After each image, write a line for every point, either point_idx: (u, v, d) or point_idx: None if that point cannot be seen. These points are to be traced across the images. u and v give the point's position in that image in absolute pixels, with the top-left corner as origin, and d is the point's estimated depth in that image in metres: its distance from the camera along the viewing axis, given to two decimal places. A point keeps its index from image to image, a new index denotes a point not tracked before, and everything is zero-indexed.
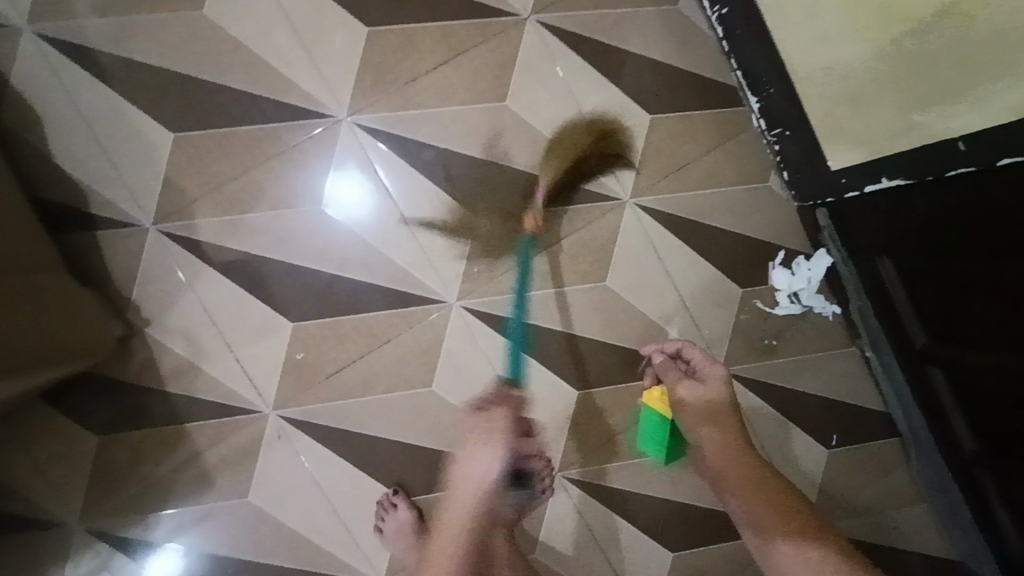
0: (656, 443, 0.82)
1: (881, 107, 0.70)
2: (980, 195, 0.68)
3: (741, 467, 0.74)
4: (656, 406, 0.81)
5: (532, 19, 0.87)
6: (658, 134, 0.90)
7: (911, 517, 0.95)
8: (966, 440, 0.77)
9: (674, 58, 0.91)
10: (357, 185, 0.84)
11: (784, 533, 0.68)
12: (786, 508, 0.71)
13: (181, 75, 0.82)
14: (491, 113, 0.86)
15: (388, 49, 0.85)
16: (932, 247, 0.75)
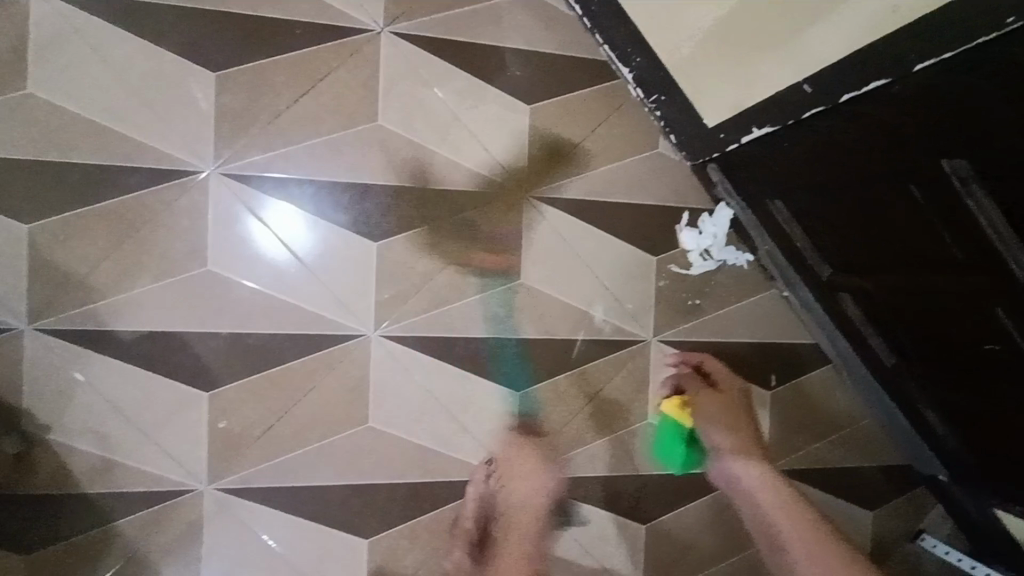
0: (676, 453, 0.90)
1: (730, 60, 0.71)
2: (838, 130, 0.64)
3: (756, 471, 0.75)
4: (678, 417, 0.88)
5: (386, 31, 0.84)
6: (541, 123, 0.89)
7: (861, 436, 0.99)
8: (885, 356, 0.79)
9: (540, 43, 0.90)
10: (281, 244, 0.81)
11: (790, 517, 0.68)
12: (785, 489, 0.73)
13: (25, 161, 0.76)
14: (366, 134, 0.83)
15: (241, 90, 0.80)
16: (813, 185, 0.73)
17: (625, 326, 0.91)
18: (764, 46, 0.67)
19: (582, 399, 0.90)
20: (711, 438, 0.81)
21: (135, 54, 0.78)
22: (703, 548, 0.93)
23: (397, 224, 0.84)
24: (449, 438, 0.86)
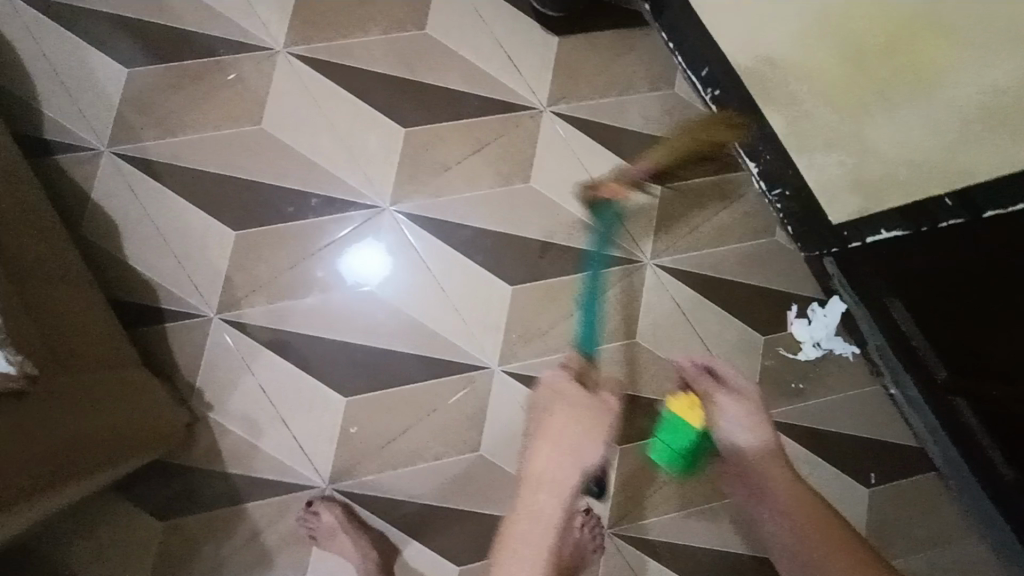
0: (674, 454, 0.79)
1: (867, 158, 0.79)
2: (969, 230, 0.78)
3: (811, 513, 0.61)
4: (682, 413, 0.75)
5: (547, 110, 0.98)
6: (667, 202, 0.99)
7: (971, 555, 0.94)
8: (1002, 469, 0.78)
9: (675, 130, 1.00)
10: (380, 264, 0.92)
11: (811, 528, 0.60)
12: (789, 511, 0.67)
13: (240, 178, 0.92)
14: (517, 193, 0.95)
15: (420, 144, 0.94)
16: (933, 280, 0.82)
17: None
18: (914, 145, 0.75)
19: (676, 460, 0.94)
20: (727, 440, 0.77)
21: (343, 106, 0.94)
22: None
23: (531, 272, 0.94)
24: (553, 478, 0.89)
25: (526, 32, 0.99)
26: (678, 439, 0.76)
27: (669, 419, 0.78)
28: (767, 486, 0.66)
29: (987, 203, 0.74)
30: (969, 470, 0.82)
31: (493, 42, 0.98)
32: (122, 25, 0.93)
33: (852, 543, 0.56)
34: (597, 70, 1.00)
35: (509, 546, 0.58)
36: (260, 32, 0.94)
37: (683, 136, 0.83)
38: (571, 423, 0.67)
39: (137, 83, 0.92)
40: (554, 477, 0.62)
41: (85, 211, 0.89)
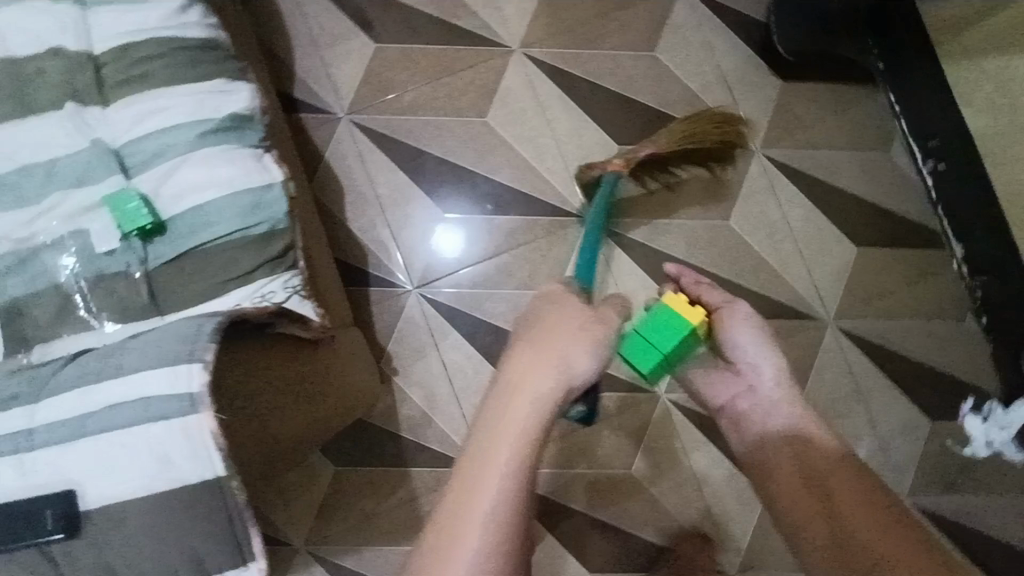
0: (653, 357, 0.63)
1: None
2: None
3: (849, 491, 0.56)
4: (679, 311, 0.65)
5: (760, 152, 0.99)
6: (862, 266, 0.97)
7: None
8: None
9: (879, 197, 0.99)
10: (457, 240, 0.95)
11: (868, 511, 0.54)
12: (830, 471, 0.58)
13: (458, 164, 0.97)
14: (714, 230, 0.97)
15: (635, 166, 0.97)
16: None
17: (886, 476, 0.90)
18: None
19: None
20: (753, 364, 0.68)
21: (566, 115, 0.97)
22: None
23: None
24: (647, 512, 0.84)
25: (752, 74, 1.00)
26: (670, 338, 0.64)
27: (652, 317, 0.65)
28: (795, 462, 0.60)
29: None
30: None
31: (721, 79, 0.99)
32: (383, 3, 0.99)
33: (887, 511, 0.54)
34: (813, 123, 1.00)
35: (457, 473, 0.49)
36: (500, 30, 0.98)
37: (670, 129, 0.89)
38: (531, 352, 0.54)
39: (379, 59, 0.97)
40: (505, 414, 0.51)
41: (315, 168, 0.95)
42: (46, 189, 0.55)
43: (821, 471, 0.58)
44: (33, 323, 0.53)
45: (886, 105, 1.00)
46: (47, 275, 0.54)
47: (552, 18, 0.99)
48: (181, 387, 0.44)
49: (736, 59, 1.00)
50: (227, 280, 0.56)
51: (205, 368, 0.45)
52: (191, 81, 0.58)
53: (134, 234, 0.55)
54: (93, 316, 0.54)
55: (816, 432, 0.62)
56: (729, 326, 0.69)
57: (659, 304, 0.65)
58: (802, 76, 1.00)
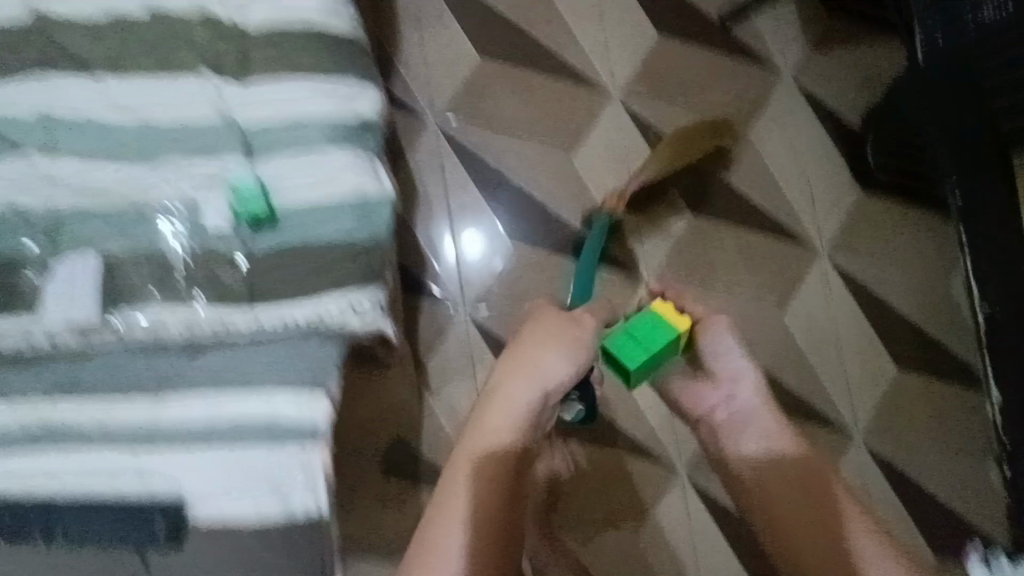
0: (634, 358, 0.58)
1: None
2: None
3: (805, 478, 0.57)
4: (664, 315, 0.61)
5: (828, 255, 0.98)
6: (900, 391, 0.97)
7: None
8: None
9: (933, 327, 0.98)
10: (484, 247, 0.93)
11: (858, 528, 0.53)
12: (821, 484, 0.56)
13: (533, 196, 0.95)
14: (768, 321, 0.97)
15: (705, 241, 0.98)
16: None
17: None
18: None
19: None
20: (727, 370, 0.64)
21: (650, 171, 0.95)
22: None
23: None
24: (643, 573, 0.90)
25: (839, 176, 0.99)
26: (653, 344, 0.59)
27: (637, 320, 0.60)
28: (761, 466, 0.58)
29: None
30: None
31: (806, 175, 0.98)
32: (496, 21, 0.98)
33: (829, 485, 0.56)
34: (886, 239, 0.99)
35: (437, 485, 0.51)
36: (606, 75, 0.97)
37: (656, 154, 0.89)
38: (515, 365, 0.55)
39: (483, 75, 0.97)
40: (484, 427, 0.52)
41: (396, 168, 0.95)
42: (169, 157, 0.55)
43: (813, 484, 0.56)
44: (132, 284, 0.53)
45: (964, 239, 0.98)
46: (152, 240, 0.54)
47: (659, 75, 0.97)
48: (303, 418, 0.52)
49: (827, 159, 0.99)
50: (321, 285, 0.55)
51: (327, 404, 0.52)
52: (331, 79, 0.58)
53: (248, 221, 0.55)
54: (186, 289, 0.54)
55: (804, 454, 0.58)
56: (716, 333, 0.63)
57: (646, 312, 0.61)
58: (887, 190, 0.99)
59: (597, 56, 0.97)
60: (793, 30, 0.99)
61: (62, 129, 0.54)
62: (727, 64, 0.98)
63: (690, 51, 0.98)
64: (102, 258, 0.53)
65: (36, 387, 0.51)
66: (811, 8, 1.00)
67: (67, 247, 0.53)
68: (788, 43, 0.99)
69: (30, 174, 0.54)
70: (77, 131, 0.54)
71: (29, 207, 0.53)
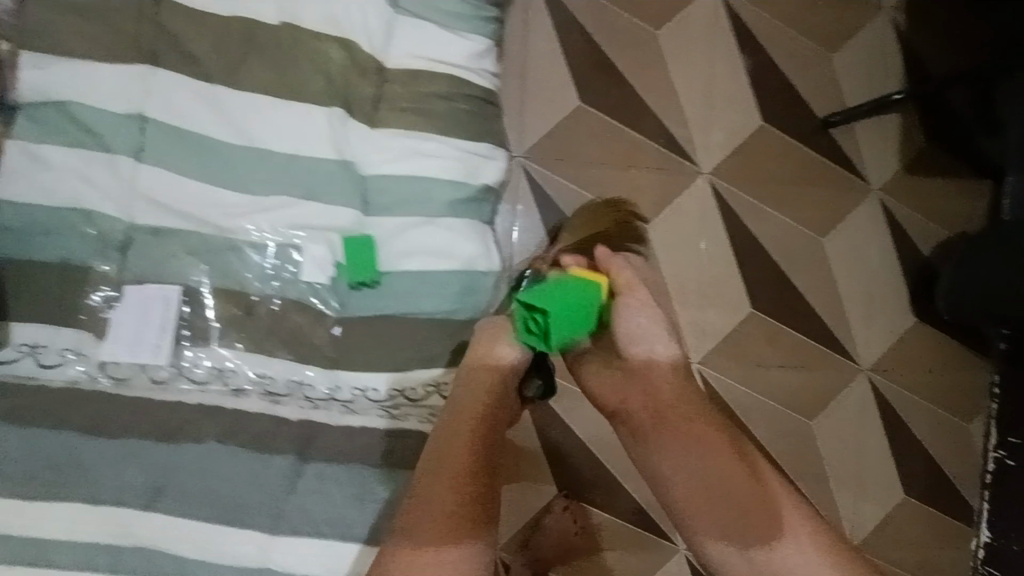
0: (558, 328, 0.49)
1: None
2: None
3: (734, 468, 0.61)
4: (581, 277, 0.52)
5: (866, 371, 0.99)
6: (902, 515, 0.98)
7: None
8: None
9: (944, 458, 1.00)
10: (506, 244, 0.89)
11: (675, 426, 0.62)
12: (705, 432, 0.62)
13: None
14: (795, 422, 0.98)
15: (755, 332, 0.97)
16: None
17: None
18: None
19: None
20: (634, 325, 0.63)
21: (718, 257, 0.96)
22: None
23: None
24: None
25: (895, 298, 1.00)
26: (566, 314, 0.49)
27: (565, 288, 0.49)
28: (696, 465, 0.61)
29: None
30: None
31: (865, 290, 0.99)
32: (606, 64, 0.93)
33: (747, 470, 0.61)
34: (922, 368, 1.00)
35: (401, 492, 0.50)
36: (697, 148, 0.95)
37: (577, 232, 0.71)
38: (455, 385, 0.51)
39: (579, 118, 0.92)
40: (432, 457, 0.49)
41: None
42: (250, 182, 0.48)
43: (693, 425, 0.62)
44: (212, 322, 0.49)
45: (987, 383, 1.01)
46: (244, 280, 0.49)
47: (750, 161, 0.96)
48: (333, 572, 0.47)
49: (888, 279, 1.00)
50: (408, 364, 0.51)
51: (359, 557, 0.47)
52: (468, 140, 0.53)
53: (353, 279, 0.50)
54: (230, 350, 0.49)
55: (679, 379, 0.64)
56: (627, 293, 0.63)
57: (571, 271, 0.53)
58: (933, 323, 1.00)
59: (695, 127, 0.95)
60: (888, 144, 0.99)
61: (161, 131, 0.47)
62: (818, 164, 0.98)
63: (785, 142, 0.97)
64: (185, 291, 0.48)
65: (116, 493, 0.45)
66: (910, 127, 0.99)
67: (150, 275, 0.48)
68: (879, 157, 0.99)
69: (121, 184, 0.47)
70: (175, 138, 0.47)
71: (109, 222, 0.47)
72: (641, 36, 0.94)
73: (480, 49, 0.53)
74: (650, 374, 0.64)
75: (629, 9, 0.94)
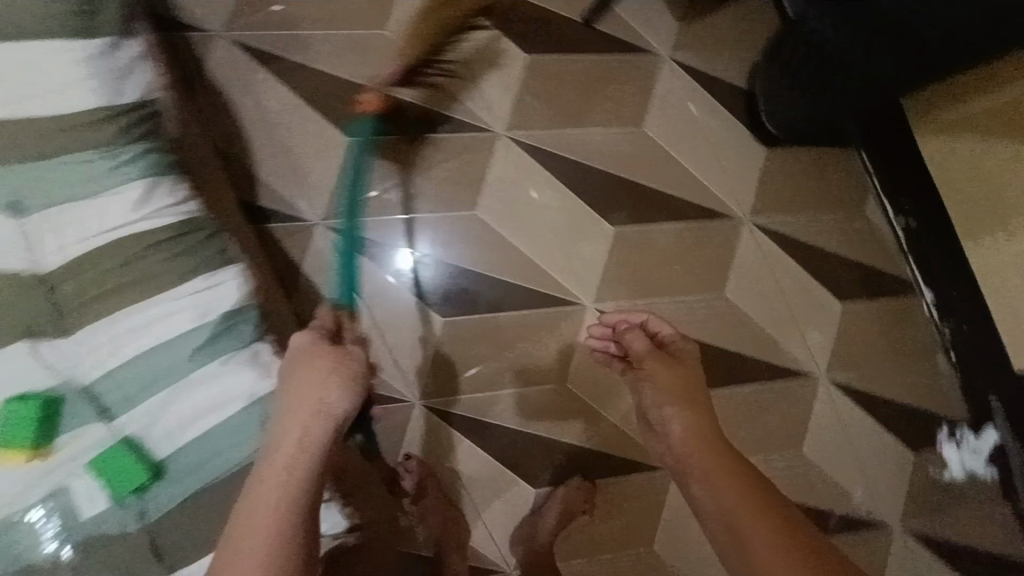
0: (22, 440, 0.51)
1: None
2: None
3: (708, 445, 0.65)
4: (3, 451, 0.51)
5: (748, 220, 0.99)
6: (848, 322, 1.02)
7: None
8: None
9: (858, 252, 1.02)
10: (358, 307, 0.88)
11: (700, 461, 0.63)
12: (725, 465, 0.62)
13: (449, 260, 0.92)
14: (711, 302, 0.98)
15: (632, 246, 0.96)
16: None
17: (873, 509, 1.02)
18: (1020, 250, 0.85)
19: None
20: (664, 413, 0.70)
21: (560, 201, 0.94)
22: None
23: (717, 378, 0.99)
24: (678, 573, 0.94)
25: (738, 139, 0.99)
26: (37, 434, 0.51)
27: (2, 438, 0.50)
28: (680, 444, 0.67)
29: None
30: None
31: (711, 150, 0.98)
32: (347, 87, 0.89)
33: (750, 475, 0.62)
34: (797, 187, 1.01)
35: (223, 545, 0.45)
36: (484, 115, 0.92)
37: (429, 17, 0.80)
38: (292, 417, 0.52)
39: (362, 153, 0.89)
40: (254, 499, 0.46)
41: (293, 286, 0.85)
42: None
43: (731, 466, 0.62)
44: None
45: (858, 163, 1.04)
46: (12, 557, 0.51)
47: (539, 96, 0.93)
48: None
49: (724, 127, 0.98)
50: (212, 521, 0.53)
51: None
52: (184, 282, 0.57)
53: (117, 492, 0.51)
54: None
55: (682, 379, 0.71)
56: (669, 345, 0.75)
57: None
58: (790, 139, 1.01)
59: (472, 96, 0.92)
60: (651, 8, 0.97)
61: None
62: (603, 63, 0.95)
63: (561, 60, 0.94)
64: None
65: None
66: None
67: None
68: (653, 25, 0.97)
69: None
70: None
71: None
72: (372, 44, 0.90)
73: (169, 184, 0.61)
74: (683, 382, 0.71)
75: (346, 24, 0.90)
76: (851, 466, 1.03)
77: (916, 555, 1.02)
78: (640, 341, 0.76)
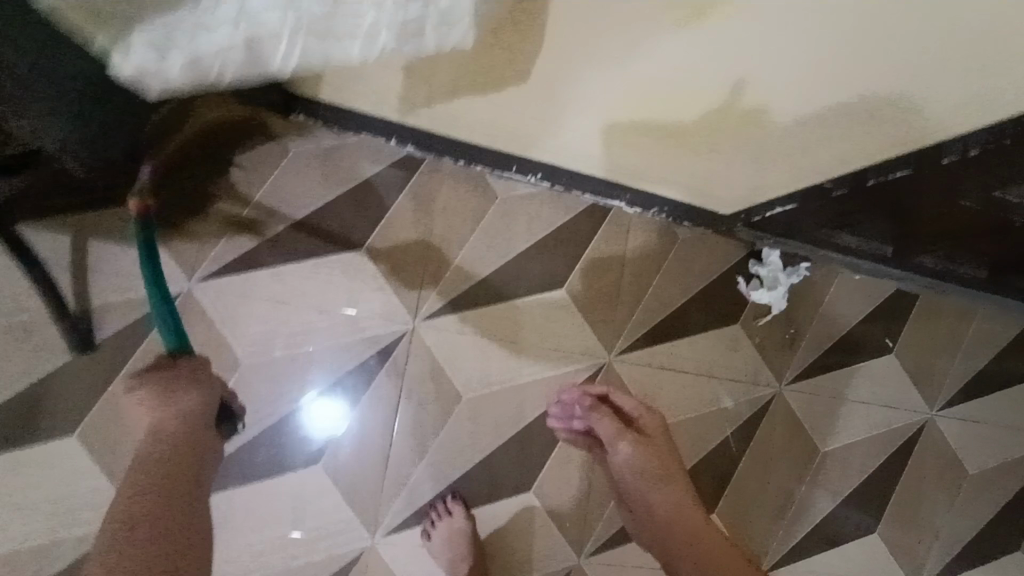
0: None
1: (723, 161, 0.72)
2: (851, 206, 0.74)
3: (708, 542, 0.63)
4: None
5: (418, 321, 0.87)
6: (583, 292, 0.92)
7: (988, 325, 1.04)
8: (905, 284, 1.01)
9: (532, 231, 0.91)
10: None
11: (699, 551, 0.63)
12: (710, 543, 0.63)
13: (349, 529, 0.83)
14: (464, 412, 0.87)
15: (359, 451, 0.84)
16: (853, 223, 0.80)
17: (754, 393, 0.96)
18: (676, 158, 0.75)
19: (768, 476, 0.96)
20: (645, 495, 0.70)
21: (256, 498, 0.81)
22: (939, 507, 1.01)
23: (540, 454, 0.89)
24: None
25: (336, 270, 0.86)
26: None
27: None
28: (671, 533, 0.66)
29: (809, 196, 0.75)
30: (880, 265, 0.96)
31: (326, 307, 0.85)
32: None
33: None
34: (424, 248, 0.88)
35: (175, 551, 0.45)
36: (103, 516, 0.77)
37: None
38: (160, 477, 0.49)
39: None
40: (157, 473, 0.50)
41: None
42: None
43: (736, 572, 0.59)
44: None
45: (453, 163, 0.90)
46: None
47: (129, 447, 0.78)
48: None
49: (313, 277, 0.85)
50: None
51: None
52: None
53: None
54: None
55: (658, 455, 0.72)
56: (628, 409, 0.79)
57: None
58: (377, 216, 0.88)
59: (80, 514, 0.76)
60: (129, 261, 0.80)
61: None
62: (153, 352, 0.80)
63: (111, 396, 0.78)
64: None
65: None
66: (116, 227, 0.80)
67: None
68: None
69: None
70: None
71: None
72: None
73: None
74: (655, 458, 0.72)
75: None
76: (706, 387, 0.95)
77: (811, 389, 0.98)
78: (609, 421, 0.76)
